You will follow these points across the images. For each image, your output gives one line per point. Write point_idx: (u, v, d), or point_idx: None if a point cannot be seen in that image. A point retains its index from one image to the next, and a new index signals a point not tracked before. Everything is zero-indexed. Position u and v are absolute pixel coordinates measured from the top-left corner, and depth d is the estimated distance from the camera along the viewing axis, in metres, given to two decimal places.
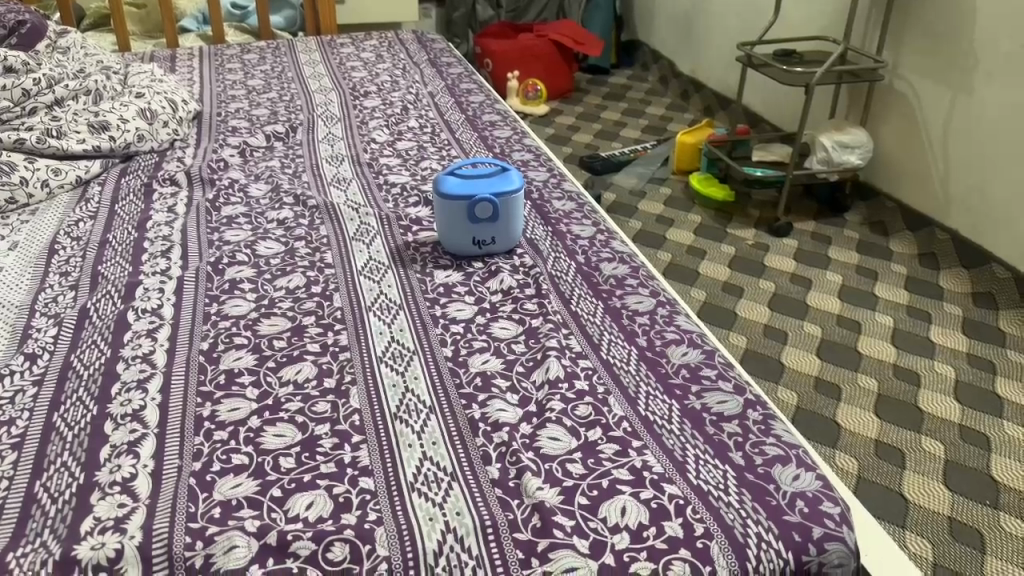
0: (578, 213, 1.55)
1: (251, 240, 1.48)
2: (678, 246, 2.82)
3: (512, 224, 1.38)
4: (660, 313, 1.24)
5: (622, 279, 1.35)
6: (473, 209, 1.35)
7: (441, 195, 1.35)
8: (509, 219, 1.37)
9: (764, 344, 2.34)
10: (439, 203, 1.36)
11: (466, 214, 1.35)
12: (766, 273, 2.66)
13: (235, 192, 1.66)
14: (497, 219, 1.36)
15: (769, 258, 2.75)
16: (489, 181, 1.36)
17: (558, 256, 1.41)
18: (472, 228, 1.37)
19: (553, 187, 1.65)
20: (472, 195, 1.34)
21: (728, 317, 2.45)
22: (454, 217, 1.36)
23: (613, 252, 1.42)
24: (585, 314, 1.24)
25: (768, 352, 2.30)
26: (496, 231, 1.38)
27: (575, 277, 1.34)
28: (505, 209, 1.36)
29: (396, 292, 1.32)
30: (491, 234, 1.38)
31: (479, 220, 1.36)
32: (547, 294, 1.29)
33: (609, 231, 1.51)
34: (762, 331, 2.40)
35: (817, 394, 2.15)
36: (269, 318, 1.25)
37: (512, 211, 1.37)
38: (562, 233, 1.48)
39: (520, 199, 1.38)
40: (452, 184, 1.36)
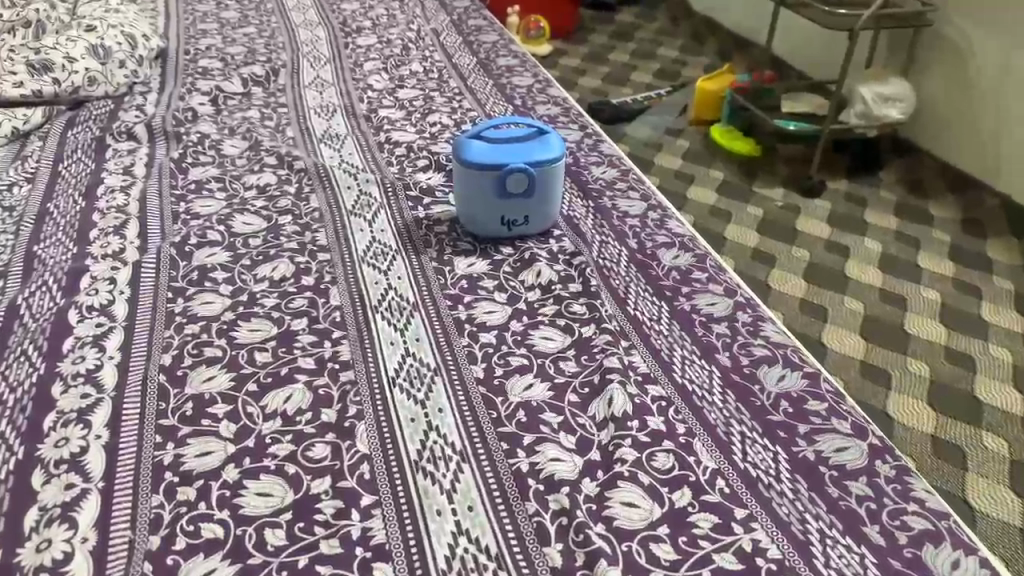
0: (623, 184, 1.29)
1: (225, 213, 1.21)
2: (700, 208, 2.54)
3: (550, 199, 1.12)
4: (741, 321, 1.01)
5: (689, 272, 1.09)
6: (503, 181, 1.08)
7: (462, 162, 1.08)
8: (546, 193, 1.11)
9: (805, 324, 2.08)
10: (460, 171, 1.10)
11: (493, 187, 1.09)
12: (799, 240, 2.40)
13: (206, 149, 1.37)
14: (532, 193, 1.10)
15: (802, 222, 2.48)
16: (523, 145, 1.09)
17: (605, 240, 1.15)
18: (501, 204, 1.10)
19: (589, 150, 1.39)
20: (502, 162, 1.07)
21: (761, 291, 2.19)
22: (479, 190, 1.10)
23: (672, 235, 1.17)
24: (648, 322, 1.00)
25: (809, 333, 2.05)
26: (530, 208, 1.12)
27: (633, 266, 1.10)
28: (542, 180, 1.09)
29: (409, 288, 1.06)
30: (523, 212, 1.12)
31: (509, 194, 1.10)
32: (598, 293, 1.04)
33: (662, 207, 1.25)
34: (800, 308, 2.14)
35: (867, 382, 1.90)
36: (248, 322, 0.99)
37: (551, 183, 1.11)
38: (607, 210, 1.22)
39: (561, 167, 1.11)
40: (476, 148, 1.08)
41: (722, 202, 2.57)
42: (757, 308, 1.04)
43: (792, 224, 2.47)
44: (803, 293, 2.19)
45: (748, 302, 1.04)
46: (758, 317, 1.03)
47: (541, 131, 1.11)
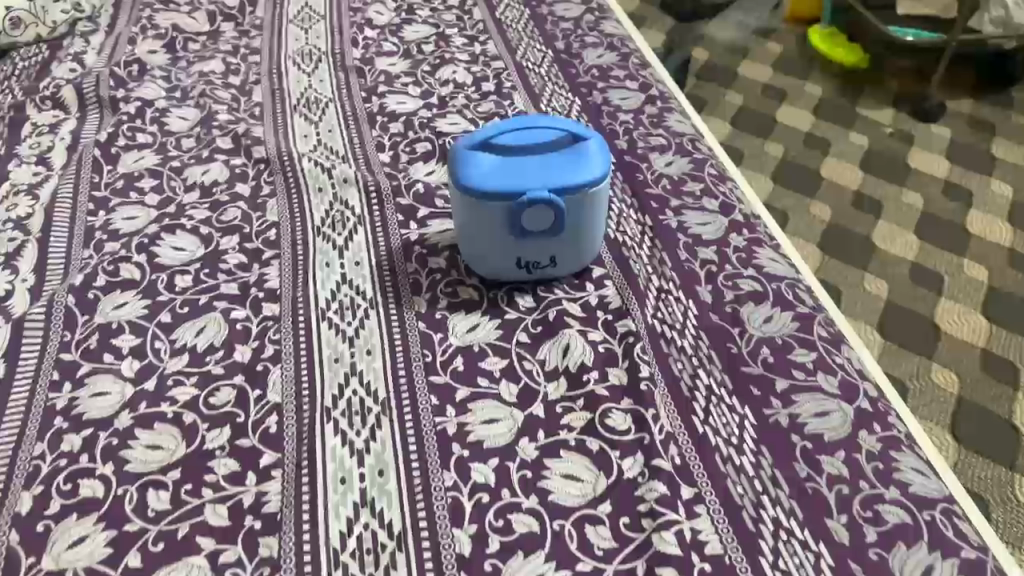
0: (696, 180, 0.93)
1: (151, 230, 0.90)
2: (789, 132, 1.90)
3: (587, 233, 0.78)
4: (866, 449, 0.67)
5: (785, 349, 0.75)
6: (519, 215, 0.74)
7: (460, 185, 0.75)
8: (582, 226, 0.77)
9: (897, 271, 1.55)
10: (457, 196, 0.76)
11: (504, 221, 0.75)
12: (911, 180, 1.75)
13: (146, 125, 1.05)
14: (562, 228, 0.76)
15: (918, 155, 1.82)
16: (548, 157, 0.75)
17: (664, 289, 0.80)
18: (516, 243, 0.77)
19: (652, 122, 1.01)
20: (516, 190, 0.73)
21: (856, 251, 1.59)
22: (484, 222, 0.76)
23: (763, 278, 0.81)
24: (725, 450, 0.67)
25: (915, 305, 1.47)
26: (558, 246, 0.78)
27: (704, 337, 0.76)
28: (576, 210, 0.75)
29: (380, 372, 0.74)
30: (548, 251, 0.78)
31: (529, 230, 0.76)
32: (651, 395, 0.70)
33: (750, 223, 0.88)
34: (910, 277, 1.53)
35: (989, 373, 1.34)
36: (150, 433, 0.70)
37: (589, 213, 0.76)
38: (671, 230, 0.86)
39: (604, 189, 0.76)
40: (478, 165, 0.74)
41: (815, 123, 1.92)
42: (890, 422, 0.69)
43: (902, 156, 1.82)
44: (914, 254, 1.58)
45: (876, 411, 0.70)
46: (892, 439, 0.68)
47: (577, 133, 0.76)
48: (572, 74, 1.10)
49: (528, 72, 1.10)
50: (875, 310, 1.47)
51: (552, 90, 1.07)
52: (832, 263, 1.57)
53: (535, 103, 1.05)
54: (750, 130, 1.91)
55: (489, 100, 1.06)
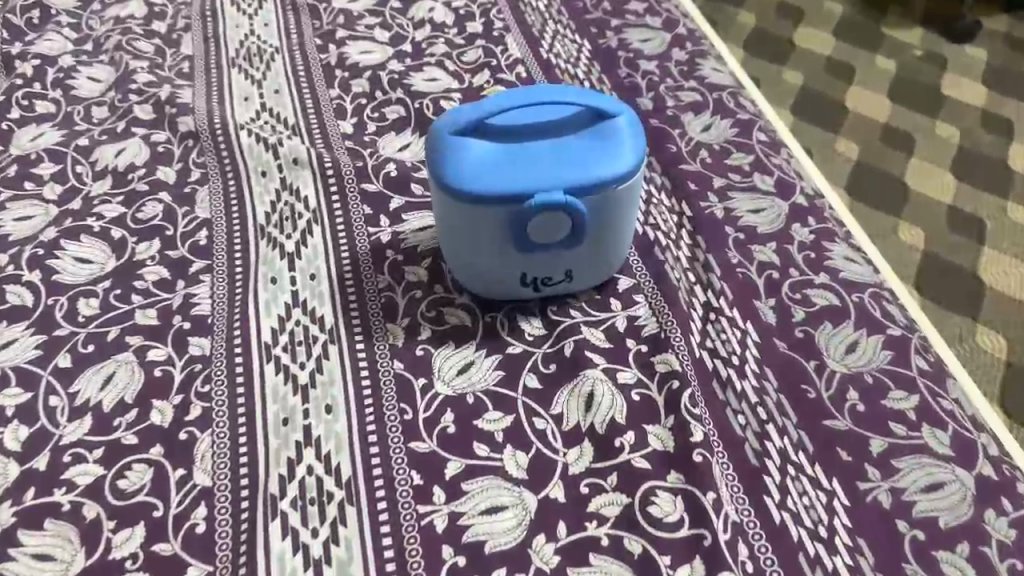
0: (742, 152, 0.73)
1: (47, 236, 0.70)
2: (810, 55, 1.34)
3: (613, 239, 0.59)
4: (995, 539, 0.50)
5: (877, 390, 0.57)
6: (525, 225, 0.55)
7: (444, 186, 0.55)
8: (608, 231, 0.58)
9: (935, 215, 1.11)
10: (439, 197, 0.56)
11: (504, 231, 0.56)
12: (950, 110, 1.25)
13: (45, 88, 0.83)
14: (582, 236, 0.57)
15: (957, 64, 1.32)
16: (561, 145, 0.55)
17: (713, 306, 0.62)
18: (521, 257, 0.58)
19: (682, 72, 0.81)
20: (520, 192, 0.54)
21: (891, 195, 1.13)
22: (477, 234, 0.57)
23: (838, 288, 0.63)
24: (811, 548, 0.50)
25: (953, 254, 1.06)
26: (576, 257, 0.59)
27: (771, 375, 0.58)
28: (600, 214, 0.56)
29: (343, 438, 0.56)
30: (562, 264, 0.59)
31: (537, 242, 0.57)
32: (708, 469, 0.53)
33: (813, 207, 0.69)
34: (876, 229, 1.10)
35: None
36: (39, 538, 0.52)
37: (617, 215, 0.57)
38: (715, 222, 0.67)
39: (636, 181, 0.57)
40: (467, 158, 0.55)
41: (839, 37, 1.36)
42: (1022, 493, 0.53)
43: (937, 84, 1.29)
44: (957, 198, 1.13)
45: (1001, 478, 0.53)
46: None
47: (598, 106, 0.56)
48: (578, 8, 0.88)
49: (523, 7, 0.88)
50: (910, 259, 1.06)
51: (555, 30, 0.86)
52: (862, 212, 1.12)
53: (534, 49, 0.84)
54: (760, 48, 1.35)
55: (476, 46, 0.85)
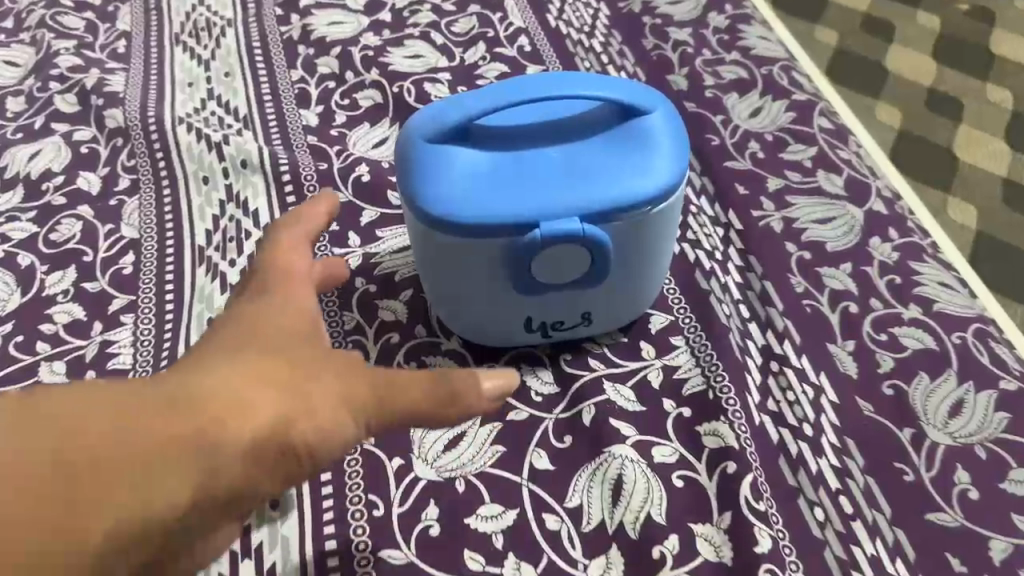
0: (801, 143, 0.59)
1: None
2: None
3: (645, 273, 0.45)
4: None
5: (994, 469, 0.44)
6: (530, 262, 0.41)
7: (420, 214, 0.41)
8: (639, 264, 0.44)
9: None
10: (414, 226, 0.42)
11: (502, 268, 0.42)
12: None
13: None
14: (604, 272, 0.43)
15: None
16: (575, 154, 0.41)
17: (775, 352, 0.48)
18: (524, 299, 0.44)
19: (722, 41, 0.66)
20: (522, 222, 0.40)
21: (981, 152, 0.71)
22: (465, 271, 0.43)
23: (936, 324, 0.49)
24: None
25: None
26: (596, 297, 0.45)
27: (854, 450, 0.45)
28: (630, 244, 0.42)
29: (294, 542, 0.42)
30: (577, 305, 0.45)
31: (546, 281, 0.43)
32: None
33: (895, 214, 0.55)
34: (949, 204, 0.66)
35: None
36: None
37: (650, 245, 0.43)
38: (772, 237, 0.53)
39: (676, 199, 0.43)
40: (451, 172, 0.40)
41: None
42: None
43: None
44: None
45: None
46: None
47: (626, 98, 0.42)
48: None
49: None
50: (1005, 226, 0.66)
51: None
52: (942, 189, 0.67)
53: (539, 15, 0.69)
54: None
55: (469, 12, 0.70)
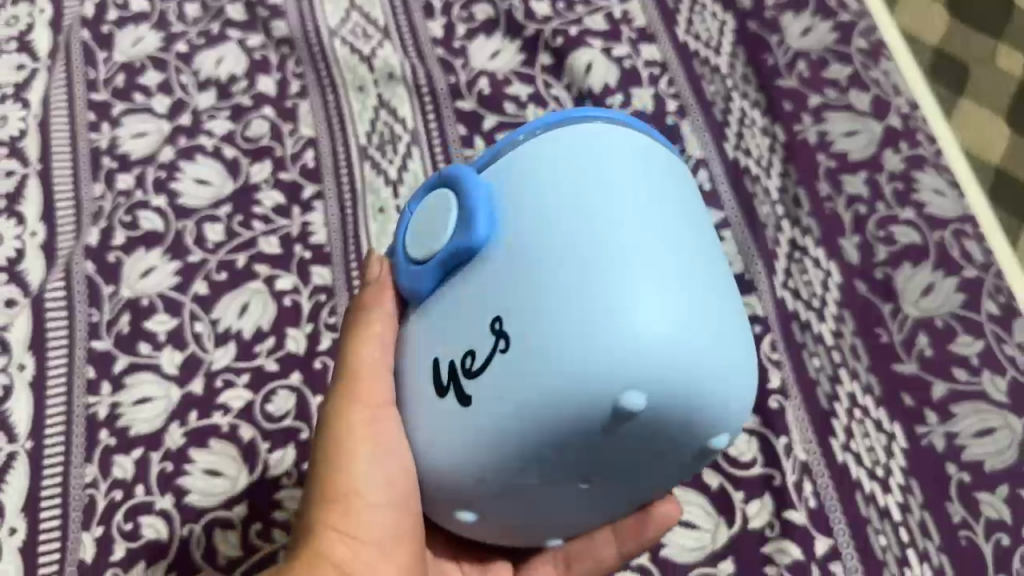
0: (839, 64, 0.74)
1: (166, 156, 0.75)
2: None
3: (573, 315, 0.38)
4: None
5: (946, 336, 0.63)
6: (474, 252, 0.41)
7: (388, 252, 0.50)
8: (543, 323, 0.38)
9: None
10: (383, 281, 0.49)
11: (409, 387, 0.44)
12: None
13: None
14: (498, 316, 0.40)
15: None
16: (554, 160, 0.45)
17: (798, 245, 0.66)
18: (448, 425, 0.41)
19: None
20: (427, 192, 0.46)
21: (990, 18, 0.87)
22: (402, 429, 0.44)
23: (924, 224, 0.67)
24: (868, 487, 0.58)
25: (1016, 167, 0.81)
26: (534, 401, 0.38)
27: (849, 317, 0.64)
28: (497, 256, 0.41)
29: None
30: (517, 418, 0.39)
31: (444, 374, 0.42)
32: (783, 414, 0.60)
33: (907, 129, 0.71)
34: (937, 77, 0.85)
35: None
36: (206, 454, 0.64)
37: (583, 295, 0.38)
38: (806, 150, 0.70)
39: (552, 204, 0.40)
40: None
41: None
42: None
43: None
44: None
45: None
46: None
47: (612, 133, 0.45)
48: None
49: None
50: (994, 87, 0.84)
51: None
52: (939, 68, 0.85)
53: None
54: None
55: None
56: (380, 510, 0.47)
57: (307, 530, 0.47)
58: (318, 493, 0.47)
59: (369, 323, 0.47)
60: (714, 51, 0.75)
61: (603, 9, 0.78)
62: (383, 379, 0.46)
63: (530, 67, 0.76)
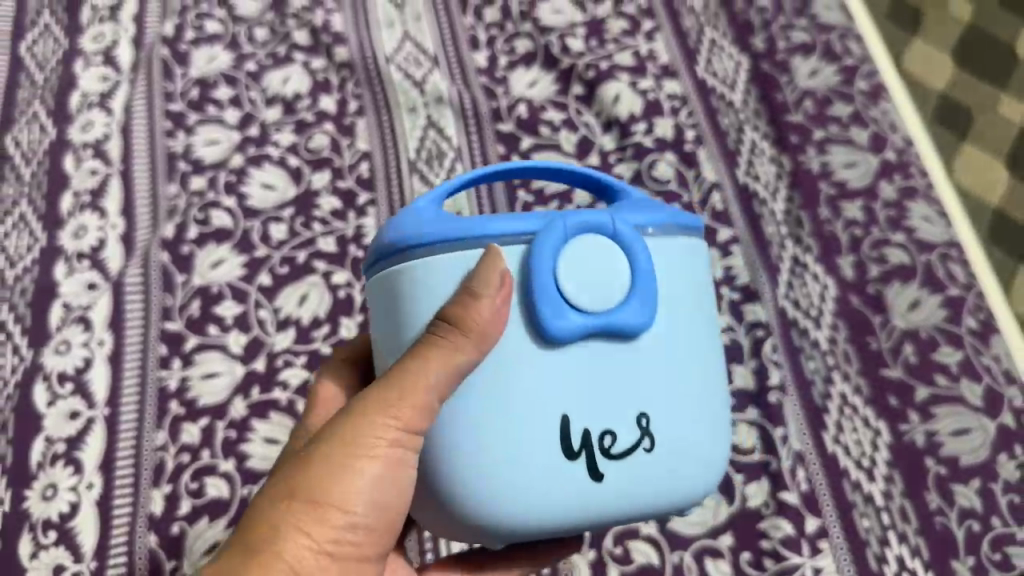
0: (842, 102, 0.83)
1: (236, 163, 0.84)
2: None
3: (690, 435, 0.44)
4: (1004, 477, 0.66)
5: (929, 346, 0.71)
6: (641, 327, 0.42)
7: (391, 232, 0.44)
8: (671, 415, 0.43)
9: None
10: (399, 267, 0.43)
11: (507, 441, 0.41)
12: None
13: (212, 5, 0.93)
14: (644, 410, 0.42)
15: None
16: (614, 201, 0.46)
17: (800, 261, 0.74)
18: (558, 491, 0.41)
19: (795, 8, 0.89)
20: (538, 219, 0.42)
21: (988, 70, 0.90)
22: (471, 468, 0.42)
23: (913, 248, 0.75)
24: (855, 475, 0.66)
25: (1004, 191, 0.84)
26: (642, 485, 0.43)
27: (843, 327, 0.71)
28: (652, 349, 0.43)
29: None
30: (620, 505, 0.43)
31: (578, 440, 0.41)
32: (781, 408, 0.68)
33: (902, 163, 0.80)
34: (942, 121, 0.87)
35: None
36: (266, 425, 0.72)
37: (692, 395, 0.44)
38: (809, 178, 0.78)
39: (698, 322, 0.44)
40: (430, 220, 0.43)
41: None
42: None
43: None
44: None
45: (1019, 427, 0.68)
46: None
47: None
48: None
49: None
50: (996, 135, 0.87)
51: None
52: (943, 114, 0.88)
53: None
54: None
55: None
56: (365, 536, 0.43)
57: (270, 514, 0.42)
58: (292, 487, 0.42)
59: (454, 354, 0.40)
60: (729, 87, 0.84)
61: (630, 46, 0.87)
62: (420, 406, 0.41)
63: (564, 96, 0.85)
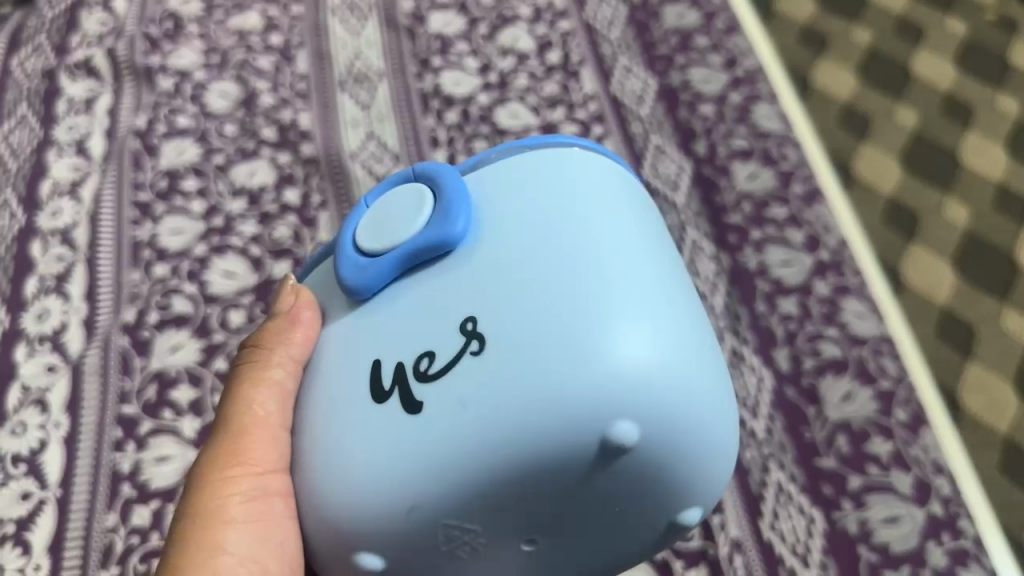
0: (779, 206, 0.88)
1: (200, 252, 0.87)
2: (823, 30, 1.06)
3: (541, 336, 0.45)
4: (929, 564, 0.69)
5: (861, 437, 0.74)
6: (438, 243, 0.49)
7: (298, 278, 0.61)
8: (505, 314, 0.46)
9: (982, 192, 0.93)
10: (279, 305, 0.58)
11: (359, 408, 0.48)
12: (992, 112, 0.99)
13: (185, 101, 0.97)
14: (471, 317, 0.47)
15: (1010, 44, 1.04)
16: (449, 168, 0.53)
17: (738, 353, 0.78)
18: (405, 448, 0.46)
19: (735, 117, 0.95)
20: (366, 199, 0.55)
21: (936, 175, 0.95)
22: (325, 416, 0.49)
23: (846, 343, 0.79)
24: (790, 562, 0.68)
25: (935, 280, 0.88)
26: (503, 396, 0.45)
27: (779, 419, 0.75)
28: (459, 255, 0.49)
29: None
30: (488, 431, 0.45)
31: (390, 376, 0.48)
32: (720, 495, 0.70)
33: (836, 262, 0.84)
34: (892, 224, 0.91)
35: (1006, 349, 0.84)
36: None
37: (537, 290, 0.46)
38: (747, 276, 0.83)
39: (543, 235, 0.48)
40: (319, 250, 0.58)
41: None
42: (960, 529, 0.71)
43: (978, 57, 1.03)
44: (960, 216, 0.92)
45: (946, 515, 0.71)
46: (956, 549, 0.70)
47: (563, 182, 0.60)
48: (649, 43, 1.01)
49: (600, 45, 1.00)
50: (949, 237, 0.90)
51: (626, 65, 0.99)
52: (890, 216, 0.92)
53: (605, 86, 0.97)
54: (794, 35, 1.05)
55: (553, 79, 0.97)
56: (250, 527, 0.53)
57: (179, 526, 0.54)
58: (182, 559, 0.53)
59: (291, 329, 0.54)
60: (673, 189, 0.89)
61: None
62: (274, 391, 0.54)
63: None
